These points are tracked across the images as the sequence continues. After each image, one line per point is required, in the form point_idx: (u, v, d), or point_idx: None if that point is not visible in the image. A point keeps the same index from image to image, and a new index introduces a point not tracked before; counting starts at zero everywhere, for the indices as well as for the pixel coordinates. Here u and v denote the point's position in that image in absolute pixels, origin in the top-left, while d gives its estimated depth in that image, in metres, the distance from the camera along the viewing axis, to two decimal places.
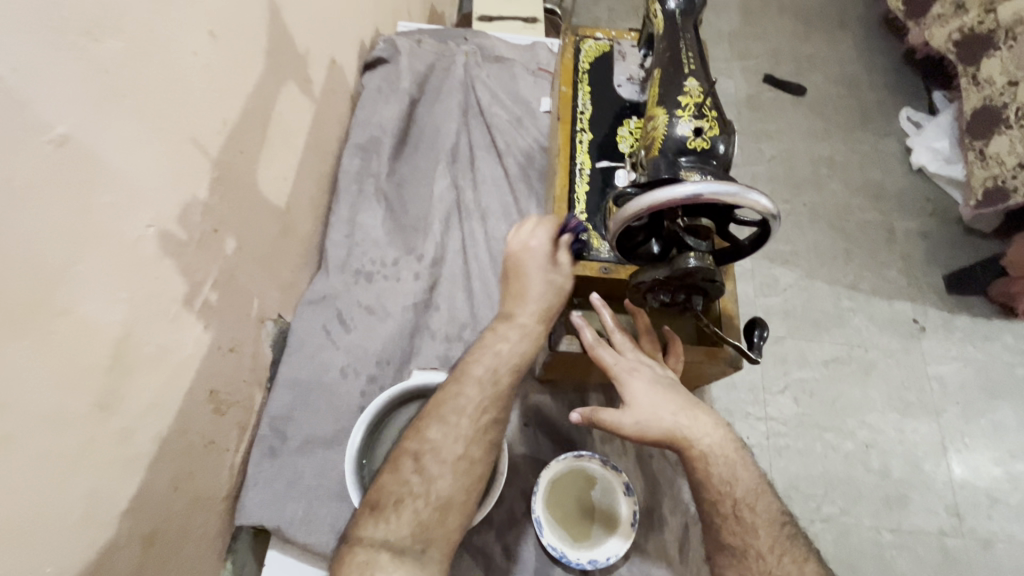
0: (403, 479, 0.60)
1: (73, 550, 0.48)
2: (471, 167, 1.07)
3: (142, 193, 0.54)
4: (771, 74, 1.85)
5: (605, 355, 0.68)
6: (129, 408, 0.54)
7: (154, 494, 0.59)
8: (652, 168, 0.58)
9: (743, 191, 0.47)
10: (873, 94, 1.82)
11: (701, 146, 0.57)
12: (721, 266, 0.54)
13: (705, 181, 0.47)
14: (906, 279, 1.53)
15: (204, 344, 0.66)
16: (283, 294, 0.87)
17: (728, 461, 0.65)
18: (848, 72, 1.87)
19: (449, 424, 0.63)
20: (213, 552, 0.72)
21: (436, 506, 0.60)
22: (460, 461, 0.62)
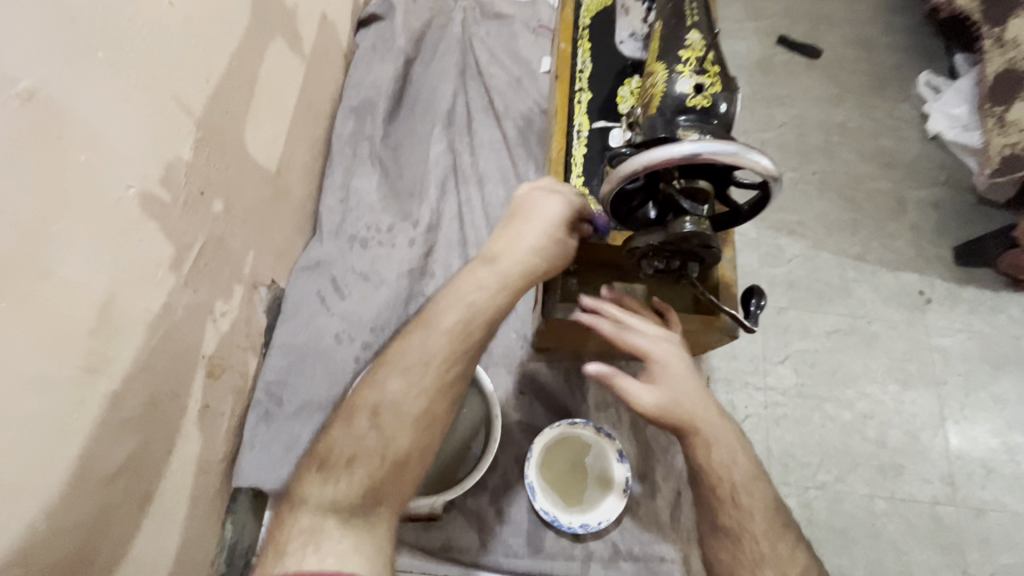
0: (356, 435, 0.52)
1: (69, 507, 0.49)
2: (468, 130, 1.04)
3: (120, 151, 0.52)
4: (785, 35, 1.75)
5: (637, 334, 0.65)
6: (119, 371, 0.54)
7: (149, 456, 0.59)
8: (648, 129, 0.55)
9: (743, 151, 0.44)
10: (891, 58, 1.74)
11: (701, 103, 0.54)
12: (718, 232, 0.53)
13: (705, 140, 0.44)
14: (914, 251, 1.50)
15: (194, 309, 0.65)
16: (276, 259, 0.86)
17: (730, 446, 0.65)
18: (867, 33, 1.78)
19: (413, 372, 0.55)
20: (212, 512, 0.74)
21: (390, 463, 0.52)
22: (422, 416, 0.54)
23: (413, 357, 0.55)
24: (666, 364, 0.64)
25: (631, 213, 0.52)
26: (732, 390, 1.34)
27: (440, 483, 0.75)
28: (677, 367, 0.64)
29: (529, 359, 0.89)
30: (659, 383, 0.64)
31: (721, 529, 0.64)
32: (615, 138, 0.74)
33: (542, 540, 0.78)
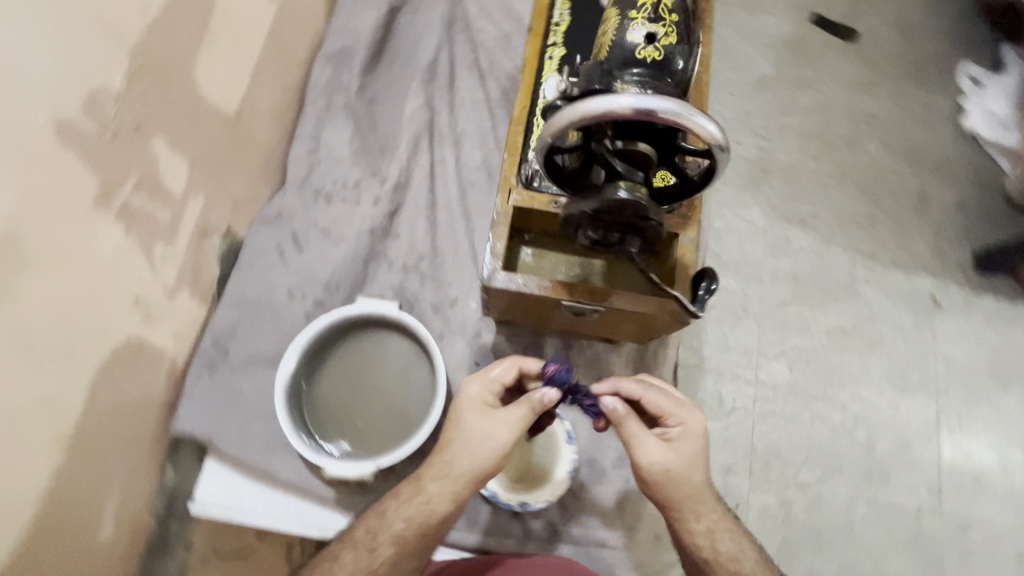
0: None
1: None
2: (449, 87, 0.97)
3: (30, 73, 0.50)
4: (821, 14, 1.59)
5: (657, 400, 0.62)
6: (28, 304, 0.52)
7: (66, 393, 0.58)
8: (586, 77, 0.48)
9: (684, 112, 0.39)
10: (936, 44, 1.57)
11: (652, 56, 0.48)
12: (665, 204, 0.48)
13: (649, 95, 0.39)
14: (931, 254, 1.40)
15: (126, 249, 0.63)
16: (235, 209, 0.83)
17: (733, 536, 0.66)
18: (915, 13, 1.60)
19: (394, 539, 0.61)
20: (148, 456, 0.74)
21: None
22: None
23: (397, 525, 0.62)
24: (677, 422, 0.62)
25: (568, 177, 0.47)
26: (720, 384, 1.29)
27: (379, 444, 0.75)
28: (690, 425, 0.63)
29: (486, 331, 0.85)
30: (672, 444, 0.62)
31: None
32: (550, 87, 0.65)
33: (479, 514, 0.76)
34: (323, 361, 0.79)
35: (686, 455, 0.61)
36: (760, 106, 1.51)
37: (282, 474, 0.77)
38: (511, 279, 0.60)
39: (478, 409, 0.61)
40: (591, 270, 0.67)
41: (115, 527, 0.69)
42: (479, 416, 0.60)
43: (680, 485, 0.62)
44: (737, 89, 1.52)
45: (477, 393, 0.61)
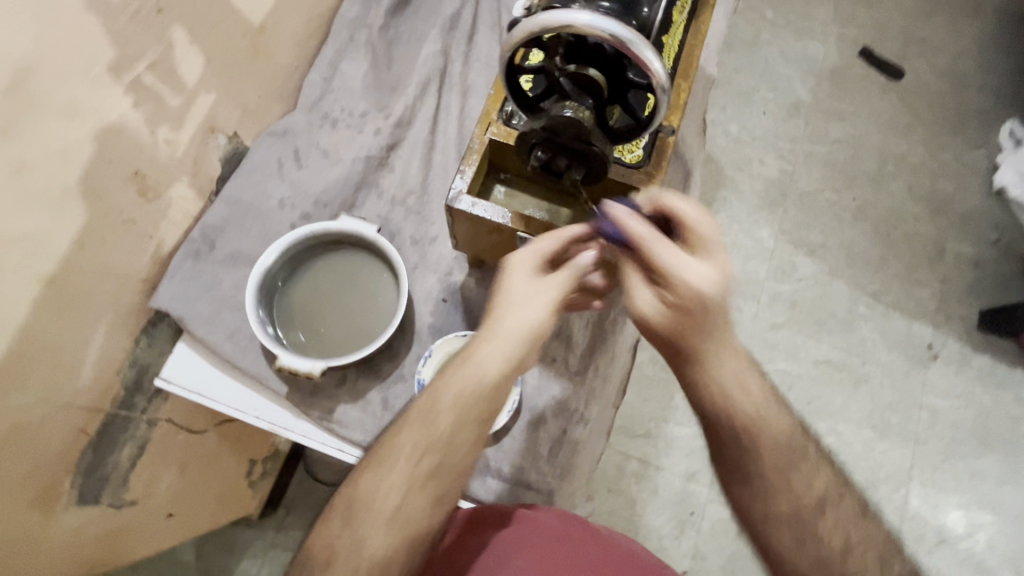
0: (369, 506, 0.58)
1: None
2: (468, 41, 1.01)
3: None
4: (870, 49, 1.58)
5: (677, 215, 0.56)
6: (35, 144, 0.59)
7: (55, 237, 0.64)
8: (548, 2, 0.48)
9: (633, 40, 0.42)
10: (981, 99, 1.55)
11: None
12: (614, 145, 0.51)
13: (605, 18, 0.42)
14: (935, 304, 1.40)
15: (131, 122, 0.69)
16: (245, 116, 0.88)
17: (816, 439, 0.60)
18: (965, 64, 1.58)
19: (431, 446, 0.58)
20: (125, 325, 0.78)
21: (398, 536, 0.58)
22: (422, 486, 0.58)
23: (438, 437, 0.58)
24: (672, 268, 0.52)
25: (530, 101, 0.50)
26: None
27: (337, 352, 0.80)
28: (699, 275, 0.52)
29: (458, 272, 0.89)
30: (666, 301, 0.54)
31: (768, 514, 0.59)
32: None
33: None
34: (300, 267, 0.83)
35: (679, 302, 0.53)
36: (789, 130, 1.51)
37: (243, 365, 0.81)
38: (474, 204, 0.63)
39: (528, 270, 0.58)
40: (556, 215, 0.70)
41: (86, 383, 0.74)
42: (514, 307, 0.58)
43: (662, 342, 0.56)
44: (770, 109, 1.52)
45: (525, 287, 0.58)
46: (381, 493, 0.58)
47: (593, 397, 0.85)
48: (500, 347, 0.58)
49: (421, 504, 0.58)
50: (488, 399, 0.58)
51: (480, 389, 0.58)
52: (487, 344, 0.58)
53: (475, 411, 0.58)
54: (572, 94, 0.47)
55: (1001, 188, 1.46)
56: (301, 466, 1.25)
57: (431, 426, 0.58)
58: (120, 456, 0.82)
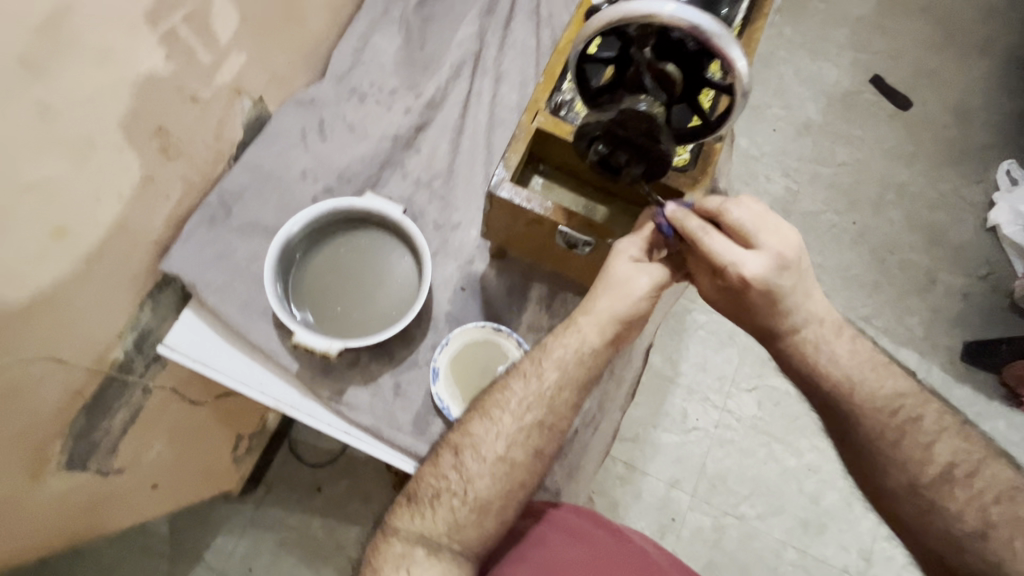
0: (442, 474, 0.62)
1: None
2: (505, 26, 0.99)
3: None
4: (881, 76, 1.59)
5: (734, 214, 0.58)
6: (61, 87, 0.56)
7: (73, 188, 0.60)
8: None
9: (720, 36, 0.41)
10: (983, 135, 1.57)
11: None
12: (678, 143, 0.50)
13: (693, 10, 0.41)
14: (923, 332, 1.42)
15: (161, 74, 0.65)
16: (273, 81, 0.85)
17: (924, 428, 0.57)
18: (970, 100, 1.60)
19: (510, 422, 0.62)
20: (133, 286, 0.75)
21: (472, 507, 0.60)
22: (498, 463, 0.61)
23: (519, 413, 0.62)
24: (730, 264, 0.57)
25: (596, 92, 0.50)
26: (688, 401, 1.31)
27: (353, 331, 0.78)
28: (757, 262, 0.57)
29: (478, 261, 0.87)
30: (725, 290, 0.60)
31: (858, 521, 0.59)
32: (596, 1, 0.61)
33: (428, 425, 0.79)
34: (320, 242, 0.81)
35: (742, 285, 0.58)
36: (798, 149, 1.53)
37: (252, 338, 0.79)
38: (516, 192, 0.62)
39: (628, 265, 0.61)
40: (594, 212, 0.69)
41: (87, 343, 0.71)
42: (606, 291, 0.61)
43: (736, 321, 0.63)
44: (781, 127, 1.54)
45: (631, 266, 0.61)
46: (455, 465, 0.62)
47: (604, 400, 0.85)
48: (585, 336, 0.62)
49: (504, 482, 0.61)
50: (572, 386, 0.63)
51: (563, 376, 0.62)
52: (570, 335, 0.62)
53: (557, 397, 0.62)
54: (645, 86, 0.46)
55: (993, 225, 1.49)
56: (287, 444, 1.22)
57: (511, 408, 0.63)
58: (114, 421, 0.79)
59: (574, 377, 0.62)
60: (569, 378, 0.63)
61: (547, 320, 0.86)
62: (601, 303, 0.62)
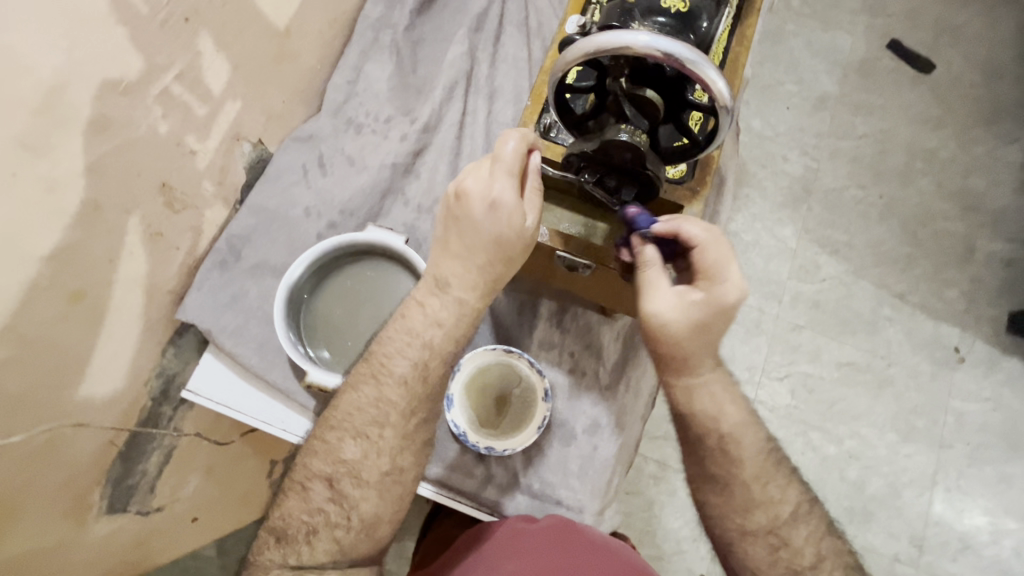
0: (316, 506, 0.61)
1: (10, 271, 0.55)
2: (495, 41, 0.98)
3: None
4: (899, 40, 1.48)
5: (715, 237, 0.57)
6: (62, 160, 0.58)
7: (87, 255, 0.63)
8: (605, 18, 0.48)
9: (698, 61, 0.41)
10: (1014, 91, 1.47)
11: (678, 7, 0.47)
12: (668, 164, 0.51)
13: (668, 39, 0.41)
14: (964, 305, 1.35)
15: (158, 133, 0.67)
16: (269, 121, 0.86)
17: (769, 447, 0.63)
18: (1000, 54, 1.49)
19: (369, 437, 0.63)
20: (153, 337, 0.78)
21: (362, 526, 0.62)
22: (385, 476, 0.63)
23: (370, 413, 0.63)
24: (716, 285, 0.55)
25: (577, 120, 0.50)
26: None
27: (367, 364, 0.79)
28: (734, 285, 0.55)
29: None
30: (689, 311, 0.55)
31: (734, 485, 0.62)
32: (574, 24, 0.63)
33: (447, 451, 0.80)
34: (327, 278, 0.82)
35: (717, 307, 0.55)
36: (813, 125, 1.44)
37: (271, 376, 0.81)
38: None
39: (495, 196, 0.58)
40: (594, 231, 0.67)
41: (113, 394, 0.73)
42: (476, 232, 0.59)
43: (670, 347, 0.57)
44: (794, 104, 1.44)
45: (499, 197, 0.58)
46: (314, 494, 0.62)
47: (626, 412, 0.84)
48: (424, 340, 0.64)
49: (395, 490, 0.64)
50: (415, 405, 0.64)
51: (405, 394, 0.64)
52: (407, 344, 0.63)
53: (407, 420, 0.64)
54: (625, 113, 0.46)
55: None
56: None
57: (365, 433, 0.63)
58: (149, 461, 0.81)
59: (418, 394, 0.64)
60: (409, 369, 0.63)
61: (560, 336, 0.86)
62: (427, 299, 0.64)
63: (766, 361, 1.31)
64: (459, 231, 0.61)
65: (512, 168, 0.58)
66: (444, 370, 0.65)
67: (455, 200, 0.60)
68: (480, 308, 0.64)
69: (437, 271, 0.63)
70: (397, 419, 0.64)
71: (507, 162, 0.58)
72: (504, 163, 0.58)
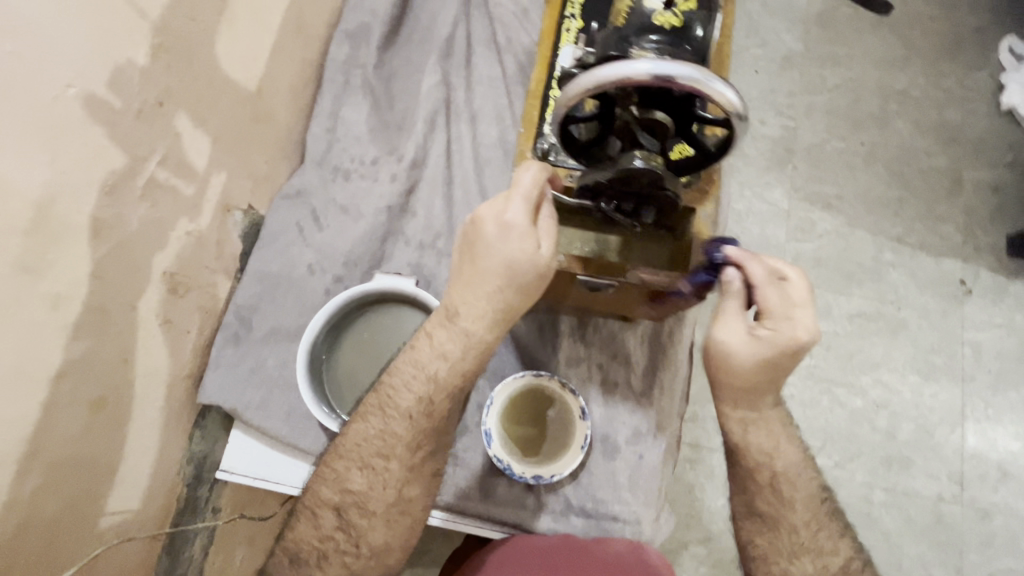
0: (325, 534, 0.61)
1: (24, 398, 0.53)
2: (466, 63, 0.97)
3: (56, 49, 0.53)
4: None
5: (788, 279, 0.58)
6: (63, 275, 0.56)
7: (101, 361, 0.61)
8: (602, 46, 0.48)
9: (706, 79, 0.43)
10: (973, 18, 1.48)
11: (670, 22, 0.47)
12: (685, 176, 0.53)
13: (666, 63, 0.42)
14: (962, 237, 1.35)
15: (151, 223, 0.65)
16: (255, 185, 0.84)
17: (771, 434, 0.65)
18: None
19: (375, 469, 0.61)
20: (178, 425, 0.76)
21: (368, 556, 0.61)
22: (391, 508, 0.61)
23: (373, 445, 0.61)
24: (778, 321, 0.58)
25: (591, 150, 0.52)
26: None
27: None
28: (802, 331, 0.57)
29: None
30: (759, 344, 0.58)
31: (760, 513, 0.66)
32: (567, 56, 0.65)
33: (494, 486, 0.79)
34: (343, 335, 0.81)
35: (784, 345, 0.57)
36: (785, 85, 1.43)
37: (303, 443, 0.79)
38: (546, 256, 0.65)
39: (505, 229, 0.55)
40: (609, 245, 0.67)
41: (149, 491, 0.71)
42: (488, 267, 0.57)
43: (735, 373, 0.61)
44: (762, 67, 1.43)
45: (510, 232, 0.55)
46: (318, 520, 0.61)
47: (664, 416, 0.82)
48: (430, 373, 0.61)
49: (400, 519, 0.62)
50: (420, 438, 0.61)
51: (412, 427, 0.61)
52: (413, 376, 0.60)
53: (413, 454, 0.61)
54: (636, 138, 0.48)
55: (1009, 108, 1.41)
56: None
57: (372, 464, 0.61)
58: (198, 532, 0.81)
59: (425, 429, 0.61)
60: (413, 403, 0.61)
61: (585, 350, 0.85)
62: (435, 330, 0.61)
63: None
64: (473, 260, 0.58)
65: (529, 193, 0.55)
66: (451, 402, 0.62)
67: (469, 230, 0.58)
68: (489, 340, 0.60)
69: (448, 302, 0.60)
70: (401, 447, 0.61)
71: (520, 189, 0.55)
72: (518, 193, 0.55)
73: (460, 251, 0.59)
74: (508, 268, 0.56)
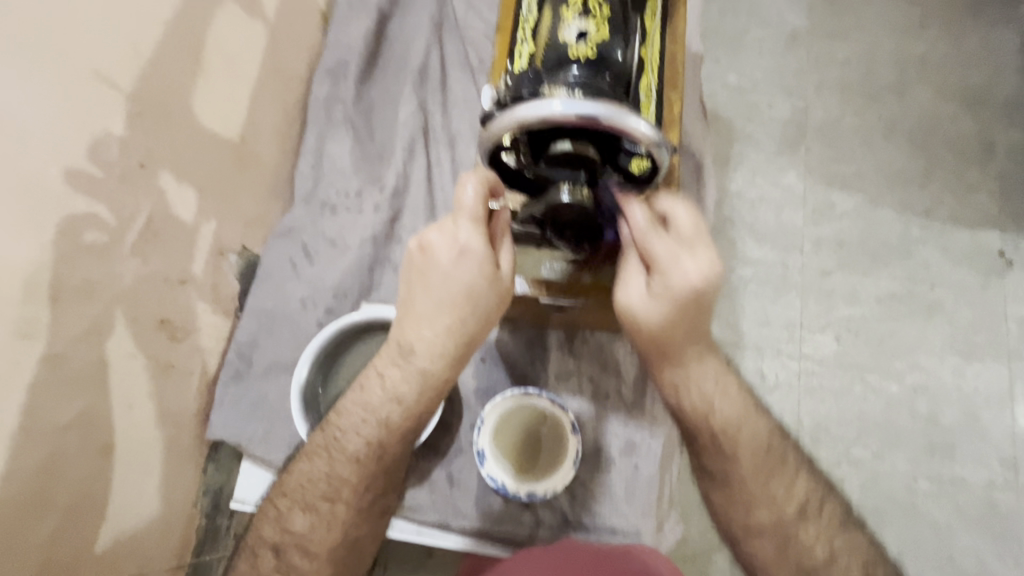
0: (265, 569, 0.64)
1: (33, 451, 0.58)
2: (442, 87, 0.99)
3: (32, 131, 0.57)
4: None
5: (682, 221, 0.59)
6: (61, 335, 0.60)
7: (104, 410, 0.66)
8: (516, 84, 0.54)
9: (618, 115, 0.48)
10: None
11: (584, 54, 0.53)
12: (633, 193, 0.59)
13: (581, 102, 0.47)
14: (996, 206, 1.27)
15: (144, 278, 0.70)
16: (247, 227, 0.88)
17: (732, 412, 0.67)
18: None
19: (320, 511, 0.64)
20: (189, 462, 0.80)
21: None
22: (335, 548, 0.65)
23: (320, 488, 0.65)
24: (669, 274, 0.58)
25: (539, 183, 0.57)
26: (760, 360, 1.20)
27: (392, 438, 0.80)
28: (698, 268, 0.58)
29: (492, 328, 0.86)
30: (654, 297, 0.59)
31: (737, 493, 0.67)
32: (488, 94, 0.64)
33: (491, 505, 0.80)
34: (339, 366, 0.83)
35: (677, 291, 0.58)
36: (791, 64, 1.37)
37: None
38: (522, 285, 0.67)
39: (461, 251, 0.57)
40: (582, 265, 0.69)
41: (164, 528, 0.76)
42: (434, 296, 0.59)
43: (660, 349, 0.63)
44: (765, 49, 1.37)
45: (463, 252, 0.57)
46: (254, 562, 0.64)
47: (658, 426, 0.82)
48: (382, 417, 0.64)
49: (341, 560, 0.66)
50: (366, 479, 0.66)
51: (359, 469, 0.65)
52: (363, 421, 0.64)
53: (359, 495, 0.66)
54: (563, 173, 0.52)
55: None
56: None
57: (316, 507, 0.64)
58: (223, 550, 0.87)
59: (374, 468, 0.66)
60: (362, 446, 0.64)
61: (574, 364, 0.85)
62: (386, 371, 0.63)
63: (803, 316, 1.24)
64: (426, 287, 0.59)
65: (474, 214, 0.57)
66: (401, 443, 0.66)
67: (418, 255, 0.60)
68: (444, 376, 0.63)
69: (400, 341, 0.62)
70: (348, 488, 0.65)
71: (471, 212, 0.57)
72: (467, 214, 0.57)
73: (405, 277, 0.62)
74: (451, 304, 0.58)
